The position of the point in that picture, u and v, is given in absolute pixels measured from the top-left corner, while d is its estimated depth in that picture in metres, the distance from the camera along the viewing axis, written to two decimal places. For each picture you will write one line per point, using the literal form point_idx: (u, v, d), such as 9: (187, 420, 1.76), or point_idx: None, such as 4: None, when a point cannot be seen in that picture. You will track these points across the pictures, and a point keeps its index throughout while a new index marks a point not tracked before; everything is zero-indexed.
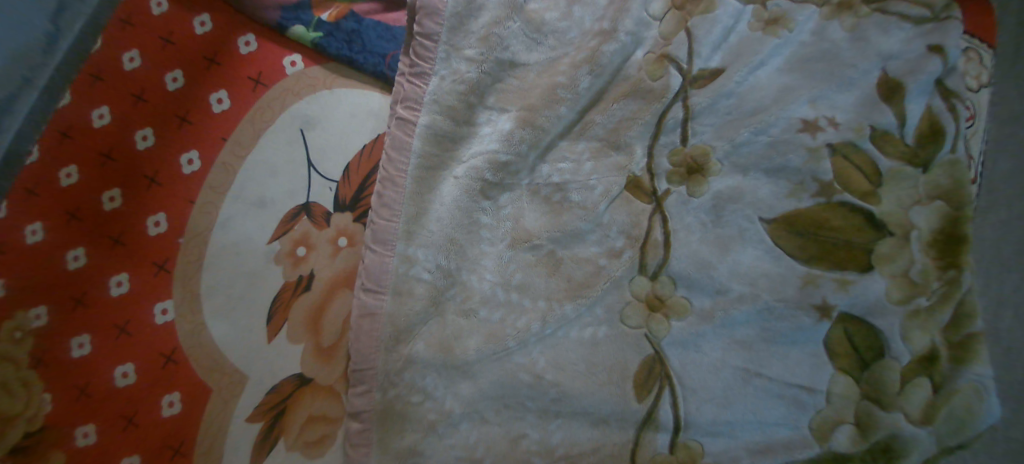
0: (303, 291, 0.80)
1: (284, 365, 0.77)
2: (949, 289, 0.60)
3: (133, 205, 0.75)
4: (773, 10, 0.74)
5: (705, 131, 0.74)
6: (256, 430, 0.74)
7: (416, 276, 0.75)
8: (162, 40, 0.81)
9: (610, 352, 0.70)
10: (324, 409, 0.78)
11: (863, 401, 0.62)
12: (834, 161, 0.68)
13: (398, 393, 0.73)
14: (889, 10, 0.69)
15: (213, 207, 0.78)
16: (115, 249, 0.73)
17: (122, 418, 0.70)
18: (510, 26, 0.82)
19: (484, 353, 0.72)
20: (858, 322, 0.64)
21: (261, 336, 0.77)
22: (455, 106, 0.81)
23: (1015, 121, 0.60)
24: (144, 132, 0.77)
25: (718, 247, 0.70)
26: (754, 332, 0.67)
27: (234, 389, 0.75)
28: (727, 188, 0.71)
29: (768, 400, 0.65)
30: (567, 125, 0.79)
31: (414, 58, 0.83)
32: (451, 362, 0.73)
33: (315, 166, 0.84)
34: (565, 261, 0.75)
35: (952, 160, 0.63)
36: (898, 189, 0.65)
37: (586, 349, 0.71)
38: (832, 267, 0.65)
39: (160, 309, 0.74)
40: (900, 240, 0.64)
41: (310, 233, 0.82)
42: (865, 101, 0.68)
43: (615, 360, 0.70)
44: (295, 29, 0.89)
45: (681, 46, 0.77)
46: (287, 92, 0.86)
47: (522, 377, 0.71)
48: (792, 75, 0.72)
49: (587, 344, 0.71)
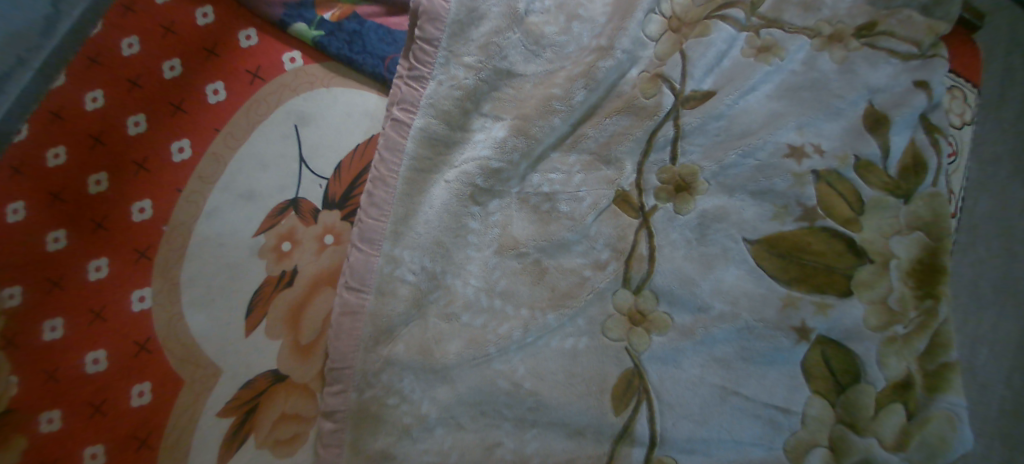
0: (285, 286, 0.77)
1: (260, 360, 0.74)
2: (925, 319, 0.63)
3: (117, 189, 0.76)
4: (766, 39, 0.76)
5: (694, 151, 0.75)
6: (226, 425, 0.72)
7: (401, 278, 0.75)
8: (162, 29, 0.84)
9: (590, 364, 0.70)
10: (298, 407, 0.74)
11: (838, 424, 0.63)
12: (818, 186, 0.69)
13: (377, 393, 0.72)
14: (878, 45, 0.72)
15: (200, 195, 0.78)
16: (96, 232, 0.74)
17: (89, 405, 0.69)
18: (510, 37, 0.82)
19: (463, 357, 0.72)
20: (836, 347, 0.64)
21: (238, 329, 0.75)
22: (449, 111, 0.81)
23: None
24: (136, 118, 0.79)
25: (702, 265, 0.71)
26: (732, 351, 0.67)
27: (206, 383, 0.72)
28: (713, 208, 0.72)
29: (743, 419, 0.65)
30: (559, 137, 0.80)
31: (413, 61, 0.83)
32: (430, 365, 0.72)
33: (306, 162, 0.83)
34: (550, 271, 0.75)
35: (932, 194, 0.66)
36: (878, 217, 0.67)
37: (566, 359, 0.71)
38: (812, 290, 0.66)
39: (138, 296, 0.73)
40: (880, 267, 0.65)
41: (296, 228, 0.80)
42: (851, 130, 0.71)
43: (594, 373, 0.70)
44: (297, 26, 0.88)
45: (674, 67, 0.78)
46: (284, 87, 0.86)
47: (501, 384, 0.70)
48: (781, 102, 0.74)
49: (567, 354, 0.71)
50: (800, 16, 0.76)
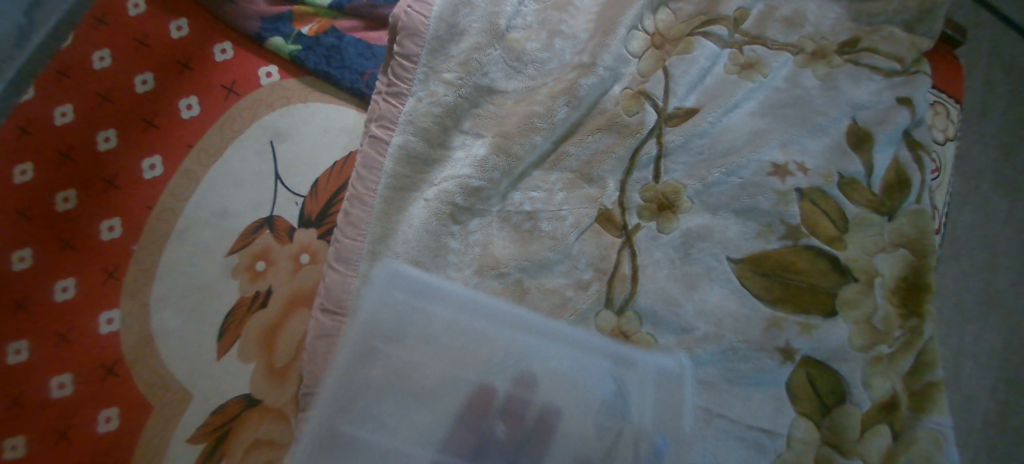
0: (258, 307, 0.75)
1: (232, 384, 0.71)
2: (911, 337, 0.63)
3: (86, 206, 0.76)
4: (749, 56, 0.76)
5: (678, 169, 0.75)
6: (196, 452, 0.68)
7: (377, 301, 0.73)
8: (135, 43, 0.86)
9: (571, 385, 0.69)
10: (272, 432, 0.70)
11: (824, 446, 0.61)
12: (802, 205, 0.68)
13: (356, 417, 0.69)
14: (861, 62, 0.73)
15: (171, 213, 0.77)
16: (64, 251, 0.74)
17: (54, 431, 0.68)
18: (491, 53, 0.81)
19: (442, 381, 0.70)
20: (821, 368, 0.63)
21: (210, 352, 0.72)
22: (429, 128, 0.80)
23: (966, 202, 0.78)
24: (107, 133, 0.80)
25: (686, 284, 0.70)
26: (717, 372, 0.66)
27: (176, 409, 0.69)
28: (697, 227, 0.72)
29: (728, 442, 0.63)
30: (541, 155, 0.79)
31: (391, 77, 0.81)
32: (408, 389, 0.70)
33: (282, 179, 0.81)
34: (532, 291, 0.74)
35: (917, 210, 0.66)
36: (863, 236, 0.66)
37: (548, 380, 0.69)
38: (797, 310, 0.65)
39: (105, 318, 0.72)
40: (864, 286, 0.65)
41: (271, 247, 0.78)
42: (835, 148, 0.70)
43: (575, 393, 0.69)
44: (273, 41, 0.87)
45: (657, 84, 0.77)
46: (259, 102, 0.84)
47: (481, 407, 0.69)
48: (765, 119, 0.73)
49: (551, 375, 0.70)
50: (783, 33, 0.76)
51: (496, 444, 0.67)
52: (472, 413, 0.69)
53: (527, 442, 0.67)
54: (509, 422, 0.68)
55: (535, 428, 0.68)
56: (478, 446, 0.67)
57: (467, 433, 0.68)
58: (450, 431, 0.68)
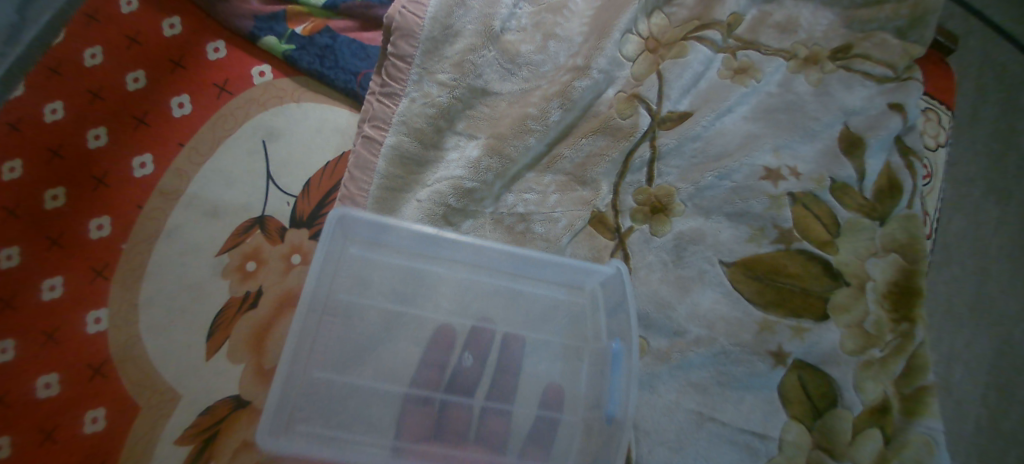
0: (248, 308, 0.74)
1: (220, 385, 0.70)
2: (902, 341, 0.63)
3: (75, 205, 0.76)
4: (742, 61, 0.76)
5: (671, 172, 0.75)
6: (183, 454, 0.67)
7: (375, 277, 0.73)
8: (127, 40, 0.85)
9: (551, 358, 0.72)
10: None
11: (816, 450, 0.61)
12: (794, 209, 0.69)
13: (342, 403, 0.67)
14: (853, 67, 0.73)
15: (161, 213, 0.77)
16: (51, 249, 0.73)
17: (39, 432, 0.67)
18: (485, 55, 0.81)
19: (428, 356, 0.71)
20: (813, 371, 0.63)
21: (198, 352, 0.71)
22: (422, 129, 0.79)
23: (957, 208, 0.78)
24: (97, 131, 0.80)
25: (678, 287, 0.70)
26: (709, 375, 0.66)
27: (164, 410, 0.69)
28: (690, 230, 0.72)
29: (719, 445, 0.63)
30: (535, 157, 0.79)
31: (385, 77, 0.81)
32: (400, 381, 0.70)
33: (273, 179, 0.81)
34: (525, 293, 0.75)
35: (907, 215, 0.67)
36: (855, 240, 0.67)
37: (534, 355, 0.72)
38: (788, 314, 0.65)
39: (93, 317, 0.71)
40: (856, 290, 0.65)
41: (261, 247, 0.77)
42: (826, 153, 0.71)
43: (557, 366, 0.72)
44: (267, 39, 0.86)
45: (651, 87, 0.77)
46: (252, 102, 0.84)
47: (467, 376, 0.71)
48: (758, 124, 0.74)
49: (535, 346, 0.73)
50: (776, 39, 0.77)
51: (467, 371, 0.71)
52: (438, 342, 0.72)
53: (495, 366, 0.72)
54: (477, 348, 0.72)
55: (501, 352, 0.72)
56: (450, 376, 0.71)
57: (435, 361, 0.71)
58: (418, 363, 0.71)
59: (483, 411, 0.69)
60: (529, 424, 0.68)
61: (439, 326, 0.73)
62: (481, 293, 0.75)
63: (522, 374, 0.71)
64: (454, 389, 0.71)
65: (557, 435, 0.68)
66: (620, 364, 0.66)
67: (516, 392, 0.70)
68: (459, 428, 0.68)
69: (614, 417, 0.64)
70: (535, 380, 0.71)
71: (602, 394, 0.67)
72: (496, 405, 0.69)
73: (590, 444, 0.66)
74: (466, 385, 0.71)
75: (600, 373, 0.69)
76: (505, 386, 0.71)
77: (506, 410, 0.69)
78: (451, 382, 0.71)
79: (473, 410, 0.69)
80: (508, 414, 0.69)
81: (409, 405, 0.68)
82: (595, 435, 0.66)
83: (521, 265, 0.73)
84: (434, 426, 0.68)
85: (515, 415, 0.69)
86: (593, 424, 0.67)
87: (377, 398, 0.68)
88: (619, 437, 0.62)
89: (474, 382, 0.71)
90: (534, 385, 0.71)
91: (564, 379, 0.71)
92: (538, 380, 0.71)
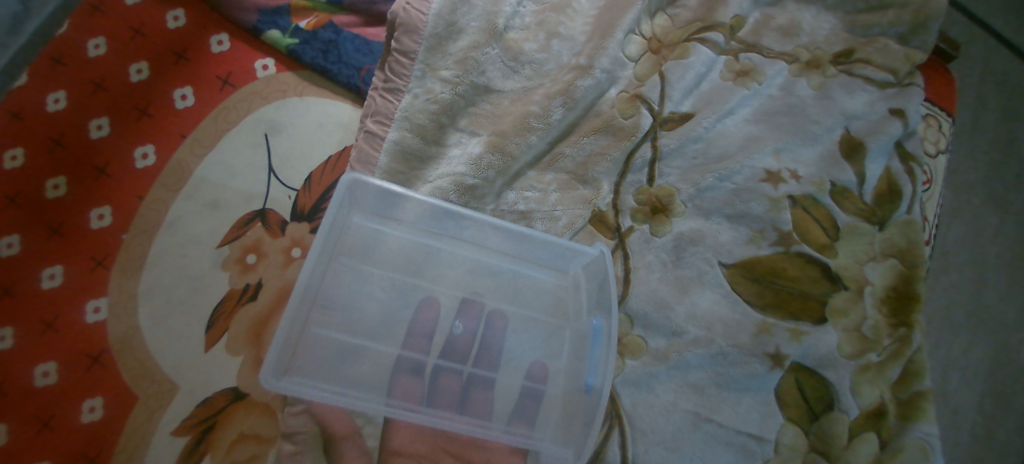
0: (247, 301, 0.74)
1: (217, 377, 0.70)
2: (900, 346, 0.63)
3: (76, 194, 0.76)
4: (744, 63, 0.76)
5: (672, 173, 0.75)
6: (180, 445, 0.67)
7: (381, 251, 0.75)
8: (131, 32, 0.85)
9: (534, 335, 0.74)
10: (257, 427, 0.69)
11: (811, 453, 0.61)
12: (794, 211, 0.69)
13: (341, 380, 0.67)
14: (855, 72, 0.74)
15: (162, 204, 0.77)
16: (52, 238, 0.74)
17: (36, 420, 0.67)
18: (489, 52, 0.81)
19: (418, 326, 0.72)
20: (810, 373, 0.64)
21: (196, 344, 0.71)
22: (425, 125, 0.80)
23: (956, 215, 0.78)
24: (99, 121, 0.80)
25: (677, 288, 0.70)
26: (707, 376, 0.66)
27: (161, 400, 0.69)
28: (689, 231, 0.72)
29: (715, 445, 0.63)
30: (537, 155, 0.79)
31: (388, 73, 0.81)
32: (402, 365, 0.69)
33: (275, 172, 0.81)
34: (523, 290, 0.76)
35: (907, 221, 0.67)
36: (854, 244, 0.67)
37: (522, 330, 0.74)
38: (787, 316, 0.66)
39: (92, 307, 0.71)
40: (854, 294, 0.65)
41: (262, 240, 0.77)
42: (827, 157, 0.71)
43: (540, 341, 0.74)
44: (271, 33, 0.86)
45: (653, 88, 0.78)
46: (255, 95, 0.85)
47: (455, 345, 0.72)
48: (759, 126, 0.74)
49: (521, 322, 0.75)
50: (779, 42, 0.77)
51: (457, 340, 0.73)
52: (428, 311, 0.73)
53: (482, 337, 0.73)
54: (465, 319, 0.74)
55: (488, 324, 0.74)
56: (440, 345, 0.72)
57: (426, 330, 0.72)
58: (410, 332, 0.72)
59: (471, 379, 0.70)
60: (511, 394, 0.70)
61: (429, 295, 0.74)
62: (474, 271, 0.76)
63: (505, 348, 0.73)
64: (445, 357, 0.72)
65: (539, 407, 0.70)
66: (600, 338, 0.68)
67: (500, 364, 0.72)
68: (449, 395, 0.69)
69: (592, 389, 0.65)
70: (518, 355, 0.73)
71: (582, 368, 0.69)
72: (483, 374, 0.71)
73: (568, 415, 0.68)
74: (457, 354, 0.72)
75: (581, 347, 0.71)
76: (490, 356, 0.72)
77: (490, 380, 0.71)
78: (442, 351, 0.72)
79: (462, 378, 0.71)
80: (493, 385, 0.70)
81: (401, 371, 0.69)
82: (573, 407, 0.67)
83: (512, 238, 0.74)
84: (425, 392, 0.69)
85: (499, 382, 0.71)
86: (572, 398, 0.68)
87: (375, 361, 0.69)
88: (596, 404, 0.63)
89: (463, 352, 0.72)
90: (516, 359, 0.73)
91: (546, 355, 0.73)
92: (520, 356, 0.73)
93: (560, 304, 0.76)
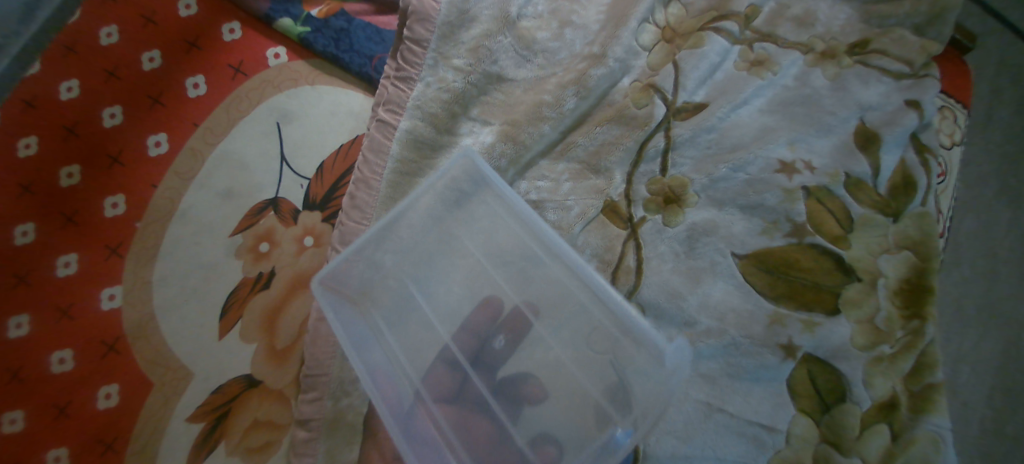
0: (261, 288, 0.74)
1: (231, 365, 0.71)
2: (913, 338, 0.61)
3: (90, 183, 0.77)
4: (759, 53, 0.76)
5: (685, 163, 0.74)
6: (195, 432, 0.68)
7: (404, 238, 0.75)
8: (144, 20, 0.85)
9: (571, 338, 0.70)
10: (271, 414, 0.69)
11: (823, 445, 0.61)
12: (808, 203, 0.68)
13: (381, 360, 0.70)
14: (870, 63, 0.72)
15: (175, 192, 0.77)
16: (66, 226, 0.74)
17: (53, 407, 0.67)
18: (502, 40, 0.81)
19: (468, 322, 0.73)
20: (823, 366, 0.63)
21: (211, 332, 0.72)
22: (437, 113, 0.80)
23: (969, 208, 0.78)
24: (113, 110, 0.80)
25: (689, 279, 0.70)
26: (718, 366, 0.66)
27: (177, 387, 0.69)
28: (702, 221, 0.72)
29: (726, 436, 0.63)
30: (549, 144, 0.80)
31: (401, 61, 0.82)
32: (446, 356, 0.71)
33: (288, 161, 0.81)
34: (535, 279, 0.73)
35: (922, 213, 0.65)
36: (868, 235, 0.66)
37: (569, 351, 0.69)
38: (800, 307, 0.65)
39: (108, 294, 0.72)
40: (868, 286, 0.64)
41: (275, 228, 0.77)
42: (842, 147, 0.70)
43: (583, 382, 0.67)
44: (283, 22, 0.87)
45: (667, 77, 0.77)
46: (266, 83, 0.84)
47: (491, 347, 0.72)
48: (773, 117, 0.73)
49: (553, 329, 0.71)
50: (793, 32, 0.76)
51: (494, 353, 0.72)
52: (490, 307, 0.73)
53: (524, 358, 0.71)
54: (510, 330, 0.73)
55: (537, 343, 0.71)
56: (479, 350, 0.72)
57: (477, 328, 0.72)
58: (462, 326, 0.72)
59: (497, 396, 0.69)
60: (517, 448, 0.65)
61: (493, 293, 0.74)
62: (482, 263, 0.75)
63: (540, 388, 0.69)
64: (479, 368, 0.71)
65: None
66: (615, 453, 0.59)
67: (529, 400, 0.68)
68: (473, 397, 0.69)
69: (616, 450, 0.59)
70: (541, 424, 0.67)
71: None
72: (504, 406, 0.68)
73: None
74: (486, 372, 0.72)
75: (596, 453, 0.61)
76: (522, 396, 0.69)
77: (514, 417, 0.68)
78: (482, 355, 0.72)
79: (491, 390, 0.70)
80: (516, 423, 0.67)
81: (442, 364, 0.70)
82: None
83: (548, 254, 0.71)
84: (455, 388, 0.70)
85: (523, 420, 0.67)
86: None
87: (422, 341, 0.73)
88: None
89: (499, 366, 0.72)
90: (534, 425, 0.67)
91: (579, 414, 0.66)
92: (544, 419, 0.67)
93: (582, 314, 0.69)
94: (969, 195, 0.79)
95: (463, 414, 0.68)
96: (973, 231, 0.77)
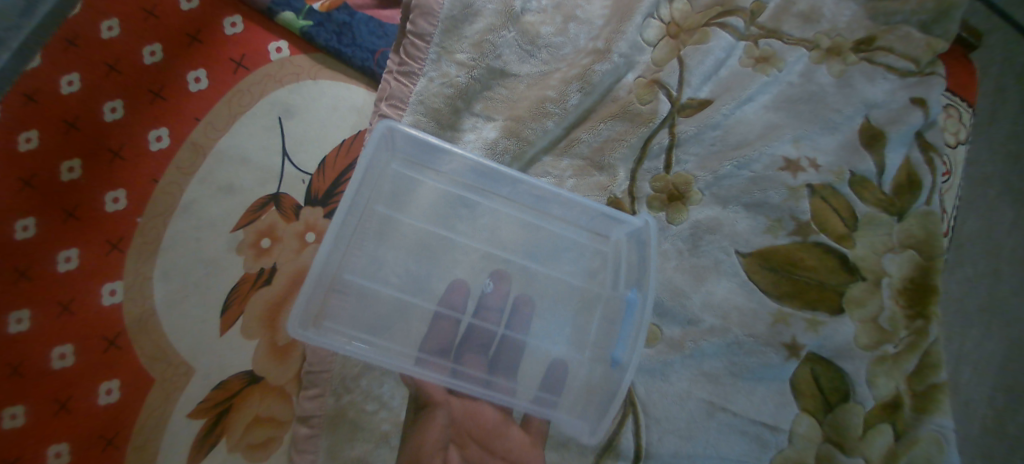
0: (262, 284, 0.74)
1: (232, 360, 0.70)
2: (915, 338, 0.62)
3: (91, 177, 0.76)
4: (764, 50, 0.74)
5: (689, 160, 0.74)
6: (196, 428, 0.68)
7: (404, 231, 0.74)
8: (145, 13, 0.85)
9: (571, 321, 0.73)
10: (273, 410, 0.69)
11: (826, 444, 0.61)
12: (813, 201, 0.68)
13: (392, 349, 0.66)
14: (876, 60, 0.72)
15: (176, 187, 0.77)
16: (66, 221, 0.74)
17: (53, 402, 0.67)
18: (505, 36, 0.79)
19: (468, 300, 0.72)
20: (826, 364, 0.63)
21: (212, 327, 0.72)
22: (440, 109, 0.80)
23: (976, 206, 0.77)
24: (114, 104, 0.80)
25: (694, 276, 0.69)
26: (721, 365, 0.66)
27: (178, 382, 0.69)
28: (706, 219, 0.71)
29: (729, 435, 0.63)
30: (552, 140, 0.79)
31: (403, 56, 0.80)
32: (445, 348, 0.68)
33: (289, 156, 0.80)
34: (539, 277, 0.76)
35: (926, 212, 0.65)
36: (873, 233, 0.66)
37: (570, 345, 0.72)
38: (804, 306, 0.65)
39: (109, 289, 0.72)
40: (872, 284, 0.64)
41: (276, 224, 0.77)
42: (846, 145, 0.70)
43: (578, 326, 0.73)
44: (284, 16, 0.86)
45: (672, 73, 0.76)
46: (268, 78, 0.84)
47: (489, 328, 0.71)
48: (778, 114, 0.72)
49: (549, 307, 0.74)
50: (800, 28, 0.75)
51: (489, 297, 0.73)
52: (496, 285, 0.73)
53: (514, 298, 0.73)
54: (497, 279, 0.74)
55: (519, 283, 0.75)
56: (475, 304, 0.73)
57: (463, 289, 0.72)
58: (435, 313, 0.71)
59: (504, 340, 0.71)
60: (540, 362, 0.71)
61: (497, 269, 0.75)
62: (487, 258, 0.76)
63: (536, 317, 0.73)
64: (479, 316, 0.72)
65: (566, 376, 0.69)
66: (633, 313, 0.66)
67: (531, 327, 0.73)
68: (475, 373, 0.66)
69: (619, 363, 0.65)
70: (546, 341, 0.72)
71: (613, 340, 0.68)
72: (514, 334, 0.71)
73: (593, 388, 0.68)
74: (476, 345, 0.70)
75: (613, 318, 0.70)
76: (523, 320, 0.72)
77: (522, 344, 0.71)
78: (464, 335, 0.70)
79: (496, 338, 0.71)
80: (524, 349, 0.71)
81: (433, 355, 0.67)
82: (597, 379, 0.68)
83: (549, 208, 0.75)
84: (455, 343, 0.70)
85: (532, 345, 0.71)
86: (598, 370, 0.69)
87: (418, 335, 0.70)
88: (618, 381, 0.63)
89: (496, 314, 0.72)
90: (543, 348, 0.72)
91: (573, 335, 0.73)
92: (551, 326, 0.73)
93: (590, 309, 0.73)
94: (975, 194, 0.78)
95: (489, 379, 0.66)
96: (978, 230, 0.76)
